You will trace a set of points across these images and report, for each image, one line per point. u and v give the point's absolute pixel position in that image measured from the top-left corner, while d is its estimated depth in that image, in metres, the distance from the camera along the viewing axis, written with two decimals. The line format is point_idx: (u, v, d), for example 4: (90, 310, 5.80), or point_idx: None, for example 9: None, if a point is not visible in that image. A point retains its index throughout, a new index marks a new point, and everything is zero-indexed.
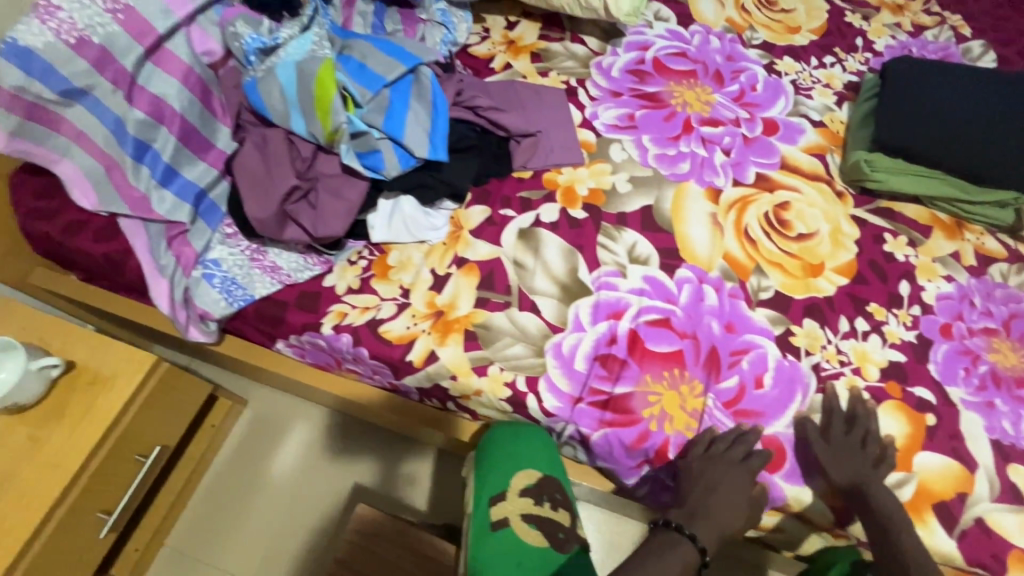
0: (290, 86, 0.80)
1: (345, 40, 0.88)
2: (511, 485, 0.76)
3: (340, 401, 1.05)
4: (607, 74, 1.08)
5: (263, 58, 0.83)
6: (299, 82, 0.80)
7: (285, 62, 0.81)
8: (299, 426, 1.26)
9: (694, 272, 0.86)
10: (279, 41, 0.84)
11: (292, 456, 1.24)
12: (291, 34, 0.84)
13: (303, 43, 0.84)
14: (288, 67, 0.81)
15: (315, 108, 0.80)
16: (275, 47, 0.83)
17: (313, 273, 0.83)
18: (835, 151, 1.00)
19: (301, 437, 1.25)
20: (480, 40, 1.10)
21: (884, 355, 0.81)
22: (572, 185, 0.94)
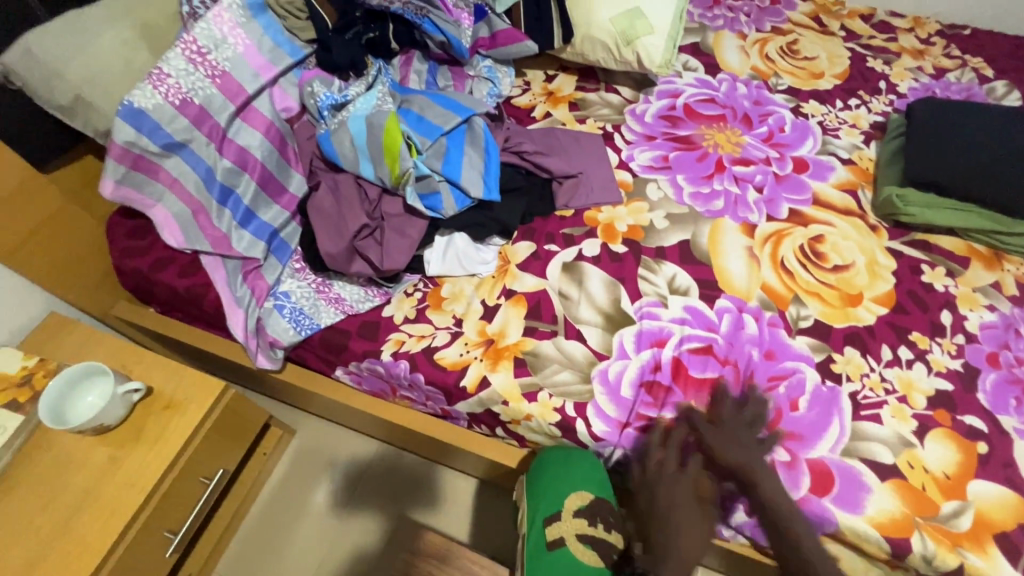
0: (360, 136, 0.90)
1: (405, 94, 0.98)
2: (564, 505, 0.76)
3: (388, 428, 1.11)
4: (641, 120, 1.15)
5: (335, 112, 0.93)
6: (368, 132, 0.89)
7: (356, 116, 0.91)
8: (344, 455, 1.32)
9: (733, 302, 0.89)
10: (348, 98, 0.94)
11: (338, 483, 1.29)
12: (359, 92, 0.95)
13: (371, 99, 0.94)
14: (358, 120, 0.90)
15: (382, 156, 0.89)
16: (346, 103, 0.94)
17: (373, 304, 0.89)
18: (865, 186, 1.04)
19: (346, 465, 1.30)
20: (522, 92, 1.20)
21: (931, 384, 0.81)
22: (612, 222, 1.00)
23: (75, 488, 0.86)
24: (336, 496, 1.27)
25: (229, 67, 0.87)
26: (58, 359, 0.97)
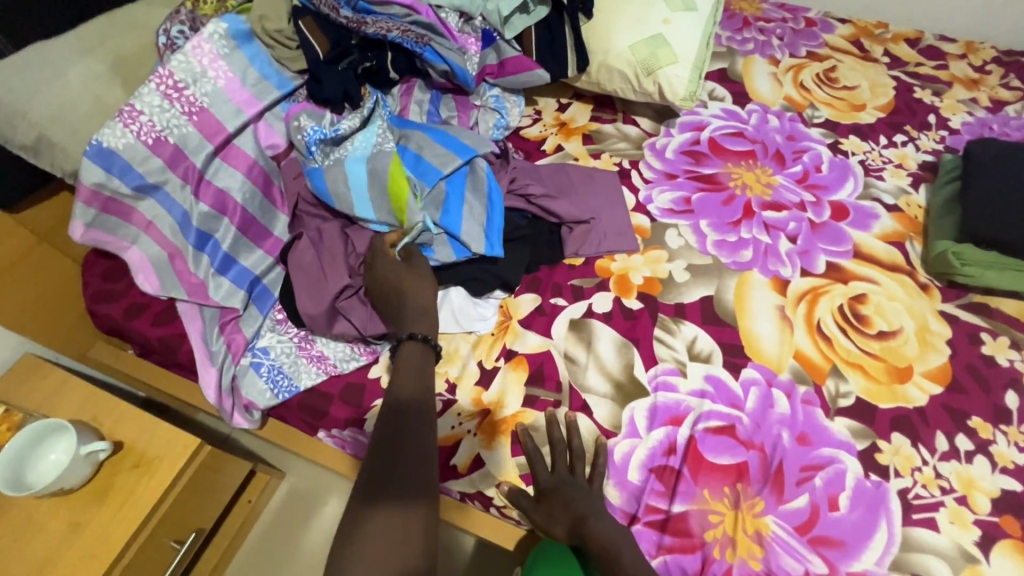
0: (357, 185, 0.82)
1: (404, 128, 0.90)
2: None
3: None
4: (661, 156, 1.05)
5: (326, 153, 0.85)
6: (365, 182, 0.82)
7: (351, 161, 0.83)
8: (334, 500, 1.24)
9: (761, 373, 0.79)
10: (342, 136, 0.86)
11: (328, 532, 1.21)
12: (353, 129, 0.86)
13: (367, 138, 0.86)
14: (354, 167, 0.83)
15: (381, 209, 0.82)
16: (339, 142, 0.85)
17: (360, 363, 0.81)
18: (914, 238, 0.93)
19: (335, 513, 1.22)
20: (531, 122, 1.11)
21: (995, 483, 0.70)
22: (626, 273, 0.90)
23: (32, 554, 0.80)
24: (323, 546, 1.20)
25: (207, 102, 0.81)
26: (25, 407, 0.90)
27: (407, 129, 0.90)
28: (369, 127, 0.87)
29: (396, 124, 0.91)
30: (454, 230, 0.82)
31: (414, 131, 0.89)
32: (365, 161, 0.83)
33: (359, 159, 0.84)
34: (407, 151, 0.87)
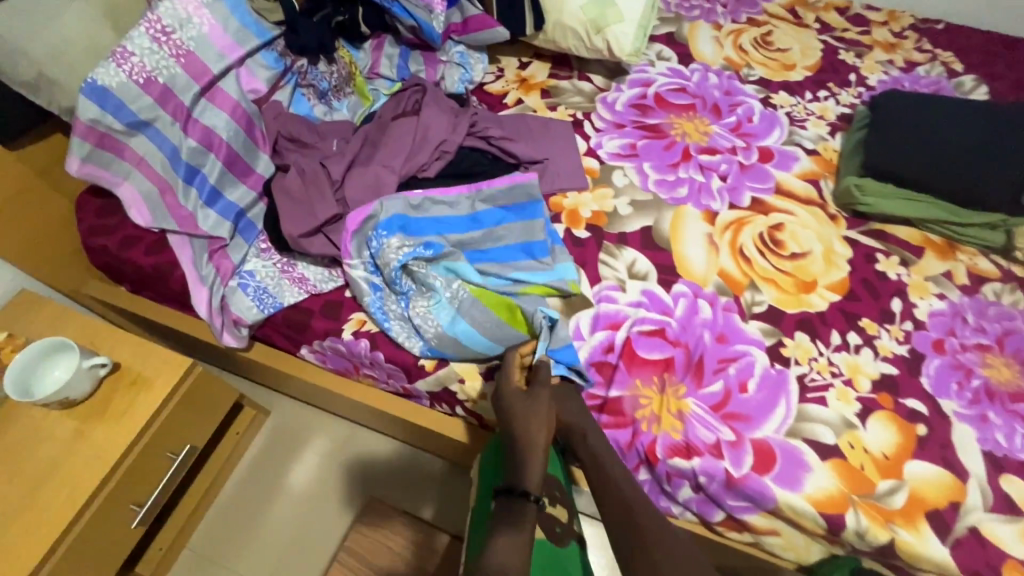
0: (462, 325, 0.83)
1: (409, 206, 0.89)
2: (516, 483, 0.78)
3: (360, 409, 1.13)
4: (612, 108, 1.16)
5: (410, 320, 0.85)
6: (464, 308, 0.84)
7: (447, 311, 0.85)
8: (319, 435, 1.33)
9: (689, 287, 0.91)
10: (419, 306, 0.85)
11: (314, 464, 1.30)
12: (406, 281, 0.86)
13: (422, 301, 0.85)
14: (438, 301, 0.85)
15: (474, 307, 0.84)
16: (421, 297, 0.86)
17: (337, 284, 0.91)
18: (828, 177, 1.06)
19: (320, 447, 1.32)
20: (495, 78, 1.21)
21: (877, 368, 0.84)
22: (576, 208, 1.01)
23: (41, 457, 0.88)
24: (308, 477, 1.29)
25: (193, 47, 0.89)
26: (26, 334, 0.98)
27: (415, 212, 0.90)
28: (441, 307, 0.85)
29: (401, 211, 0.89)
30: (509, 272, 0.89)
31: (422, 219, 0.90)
32: (455, 303, 0.85)
33: (451, 291, 0.85)
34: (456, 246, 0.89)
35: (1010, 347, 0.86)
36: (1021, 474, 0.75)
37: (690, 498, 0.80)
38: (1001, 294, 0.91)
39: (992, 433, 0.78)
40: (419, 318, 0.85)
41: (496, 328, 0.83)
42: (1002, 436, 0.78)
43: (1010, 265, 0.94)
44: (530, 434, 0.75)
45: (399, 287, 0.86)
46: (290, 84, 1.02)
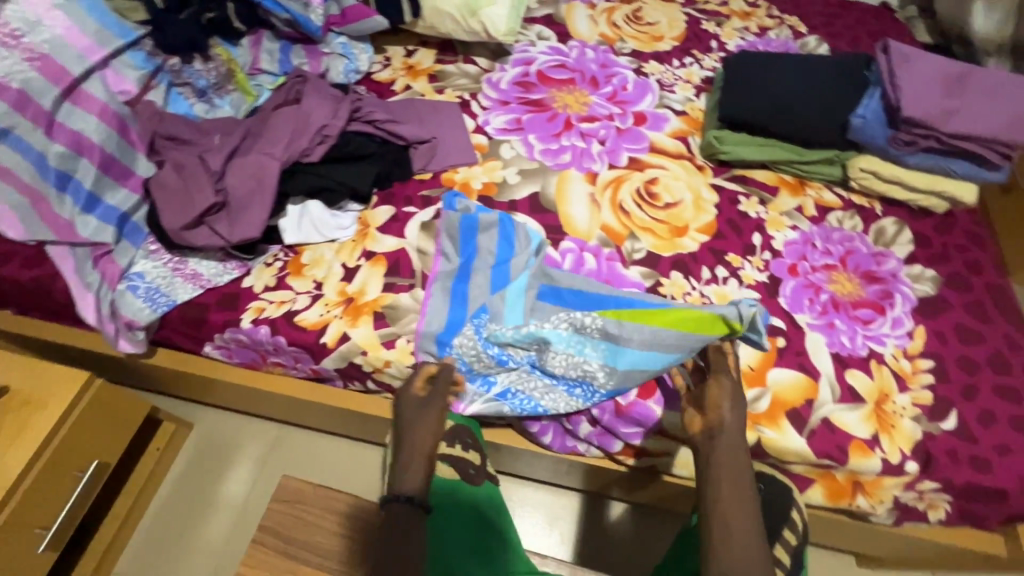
0: (627, 355, 0.82)
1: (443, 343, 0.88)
2: None
3: (287, 406, 1.11)
4: (497, 87, 1.22)
5: (568, 371, 0.84)
6: (572, 338, 0.84)
7: (570, 339, 0.84)
8: (253, 443, 1.30)
9: (575, 243, 0.98)
10: (544, 359, 0.85)
11: (250, 472, 1.27)
12: (507, 350, 0.86)
13: (525, 356, 0.87)
14: (562, 341, 0.84)
15: (620, 326, 0.82)
16: (542, 349, 0.85)
17: (233, 277, 0.92)
18: (695, 133, 1.16)
19: (253, 456, 1.28)
20: (382, 67, 1.23)
21: (742, 295, 0.94)
22: (468, 181, 1.06)
23: None
24: (243, 486, 1.26)
25: (48, 49, 0.87)
26: None
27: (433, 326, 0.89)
28: (580, 350, 0.84)
29: (438, 343, 0.88)
30: (610, 295, 0.87)
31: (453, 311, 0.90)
32: (568, 329, 0.84)
33: (526, 324, 0.87)
34: (495, 298, 0.90)
35: (851, 264, 0.98)
36: (861, 368, 0.87)
37: (590, 433, 0.89)
38: (843, 220, 1.03)
39: (838, 337, 0.89)
40: (563, 366, 0.84)
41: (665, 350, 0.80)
42: (846, 338, 0.89)
43: (849, 194, 1.07)
44: (417, 442, 0.76)
45: (506, 359, 0.87)
46: (163, 84, 1.01)
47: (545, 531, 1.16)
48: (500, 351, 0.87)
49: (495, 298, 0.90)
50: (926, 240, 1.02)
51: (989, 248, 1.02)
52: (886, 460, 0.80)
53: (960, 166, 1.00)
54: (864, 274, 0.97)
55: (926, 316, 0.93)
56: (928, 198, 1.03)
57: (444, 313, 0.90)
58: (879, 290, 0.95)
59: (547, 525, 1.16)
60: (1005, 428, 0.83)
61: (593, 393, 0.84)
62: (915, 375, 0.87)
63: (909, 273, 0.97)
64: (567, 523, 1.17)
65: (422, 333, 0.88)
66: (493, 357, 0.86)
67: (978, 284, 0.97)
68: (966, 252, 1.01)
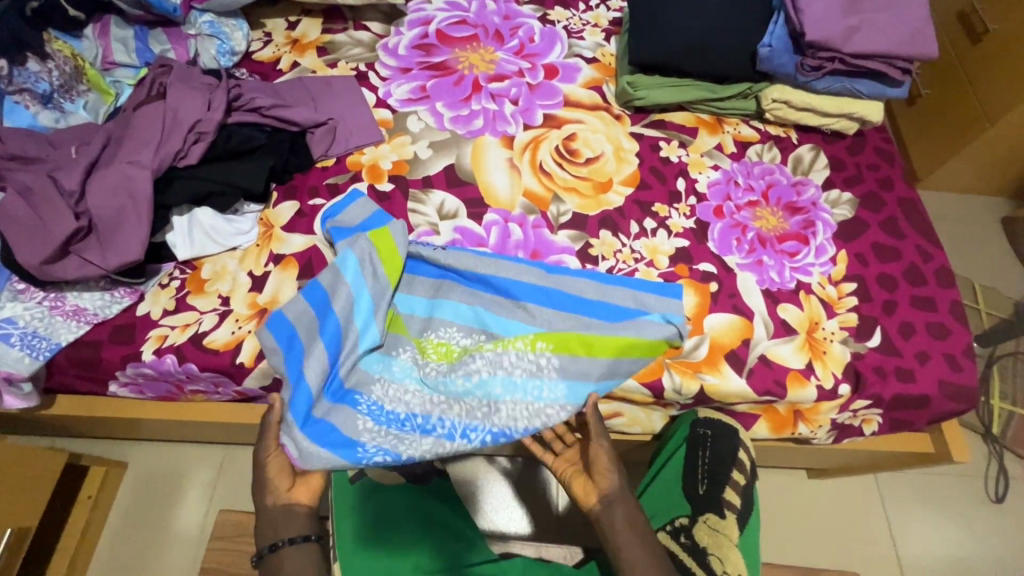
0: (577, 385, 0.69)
1: (348, 433, 0.67)
2: None
3: (225, 430, 1.03)
4: (395, 54, 1.10)
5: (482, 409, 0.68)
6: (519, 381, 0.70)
7: (516, 380, 0.70)
8: (197, 470, 1.20)
9: (499, 215, 0.93)
10: (485, 417, 0.68)
11: (199, 500, 1.18)
12: (436, 416, 0.69)
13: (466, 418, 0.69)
14: (513, 387, 0.70)
15: (572, 361, 0.70)
16: (485, 404, 0.69)
17: (124, 305, 0.82)
18: (609, 81, 1.11)
19: (200, 485, 1.19)
20: (262, 45, 1.10)
21: (671, 245, 0.92)
22: (376, 162, 0.97)
23: None
24: (197, 517, 1.17)
25: None
26: None
27: (333, 420, 0.68)
28: (511, 379, 0.70)
29: (345, 439, 0.66)
30: (535, 287, 0.81)
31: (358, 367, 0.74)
32: (521, 374, 0.70)
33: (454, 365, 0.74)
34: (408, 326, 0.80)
35: (774, 197, 0.98)
36: (792, 300, 0.88)
37: None
38: (762, 154, 1.03)
39: (768, 273, 0.90)
40: (517, 418, 0.68)
41: (609, 367, 0.70)
42: (775, 274, 0.90)
43: (765, 126, 1.06)
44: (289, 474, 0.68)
45: (443, 434, 0.67)
46: None
47: (515, 503, 1.16)
48: (424, 420, 0.69)
49: (398, 359, 0.76)
50: (841, 163, 1.03)
51: (899, 163, 1.05)
52: (821, 386, 0.83)
53: (865, 85, 1.01)
54: (786, 206, 0.97)
55: (847, 240, 0.95)
56: (839, 121, 1.04)
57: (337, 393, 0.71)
58: (802, 220, 0.96)
59: (515, 497, 1.16)
60: (924, 336, 0.87)
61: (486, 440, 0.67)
62: (841, 300, 0.89)
63: (828, 199, 0.99)
64: (534, 492, 1.16)
65: (305, 423, 0.66)
66: (424, 430, 0.69)
67: (891, 200, 1.00)
68: (879, 170, 1.03)
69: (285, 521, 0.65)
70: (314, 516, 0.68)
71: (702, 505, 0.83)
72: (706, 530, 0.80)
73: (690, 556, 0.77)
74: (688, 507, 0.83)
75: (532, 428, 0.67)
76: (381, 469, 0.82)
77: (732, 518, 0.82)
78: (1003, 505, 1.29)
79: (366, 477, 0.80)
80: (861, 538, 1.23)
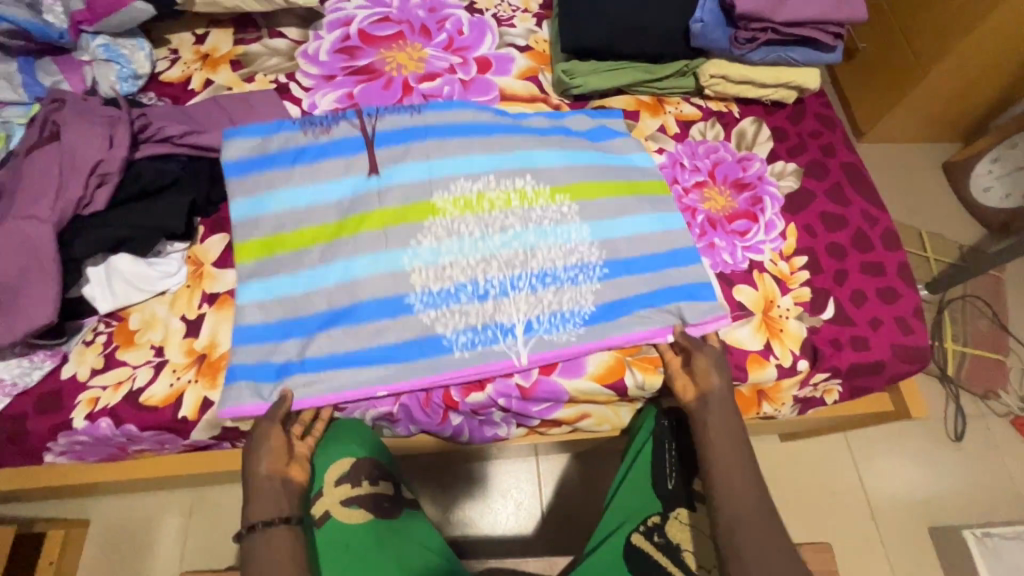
0: (614, 302, 0.82)
1: (391, 292, 0.79)
2: (324, 480, 0.78)
3: (188, 480, 0.99)
4: (316, 61, 1.03)
5: (437, 282, 0.80)
6: (617, 220, 0.86)
7: (506, 284, 0.81)
8: (166, 521, 1.14)
9: None
10: (510, 269, 0.82)
11: (171, 551, 1.13)
12: (481, 283, 0.81)
13: (579, 304, 0.81)
14: (564, 159, 0.89)
15: (588, 205, 0.86)
16: (611, 284, 0.83)
17: (45, 371, 0.76)
18: (545, 70, 1.06)
19: (169, 535, 1.13)
20: (170, 64, 1.02)
21: None
22: None
23: None
24: (173, 563, 1.12)
25: None
26: None
27: (359, 297, 0.79)
28: (513, 280, 0.81)
29: (423, 336, 0.79)
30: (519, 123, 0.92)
31: (240, 326, 0.79)
32: (550, 223, 0.84)
33: (452, 266, 0.81)
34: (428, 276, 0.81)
35: (721, 175, 0.97)
36: (746, 281, 0.88)
37: (501, 420, 0.85)
38: (706, 132, 1.01)
39: (720, 256, 0.89)
40: (552, 262, 0.83)
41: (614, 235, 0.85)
42: (727, 256, 0.89)
43: (706, 103, 1.04)
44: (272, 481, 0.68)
45: (495, 293, 0.81)
46: None
47: (500, 504, 1.19)
48: (475, 287, 0.81)
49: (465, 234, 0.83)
50: (783, 134, 1.03)
51: (839, 128, 1.04)
52: (780, 365, 0.84)
53: (800, 53, 0.99)
54: (733, 184, 0.96)
55: (794, 212, 0.95)
56: (778, 91, 1.03)
57: (269, 369, 0.77)
58: (749, 197, 0.95)
59: (498, 498, 1.20)
60: (875, 302, 0.88)
61: (499, 296, 0.81)
62: (793, 275, 0.89)
63: (773, 172, 0.98)
64: (518, 490, 1.21)
65: (332, 321, 0.78)
66: (502, 335, 0.80)
67: (835, 167, 0.99)
68: (820, 136, 1.03)
69: (276, 495, 0.68)
70: (294, 500, 0.69)
71: (674, 500, 0.79)
72: (677, 527, 0.77)
73: (664, 557, 0.75)
74: (659, 504, 0.79)
75: (534, 315, 0.81)
76: (345, 508, 0.78)
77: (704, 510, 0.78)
78: (962, 443, 1.35)
79: (331, 520, 0.77)
80: (834, 492, 1.27)
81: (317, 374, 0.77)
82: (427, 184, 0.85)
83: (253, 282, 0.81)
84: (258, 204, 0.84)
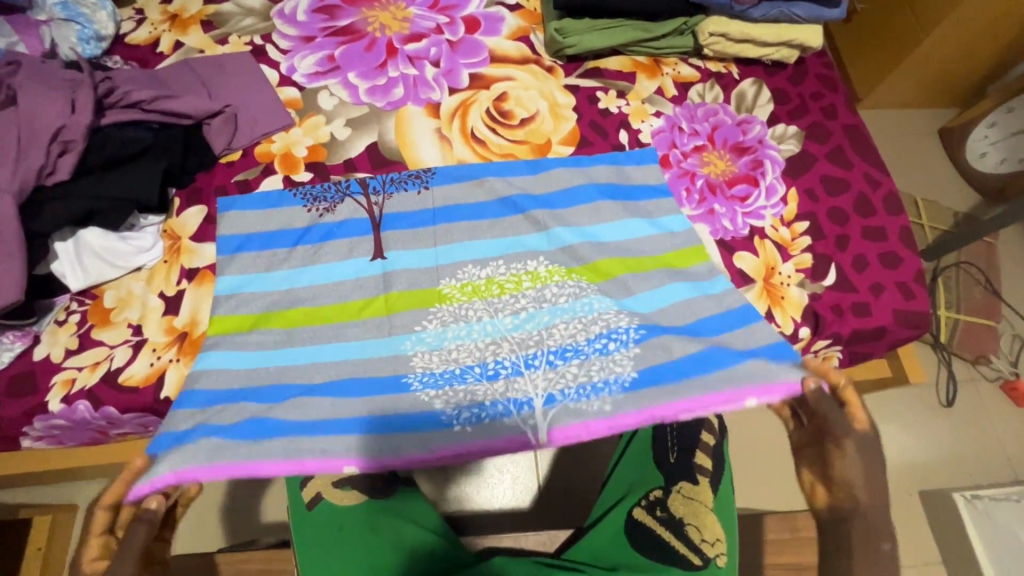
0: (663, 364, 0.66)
1: (386, 373, 0.70)
2: None
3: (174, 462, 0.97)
4: (293, 21, 0.96)
5: (440, 363, 0.70)
6: (653, 294, 0.76)
7: (520, 360, 0.69)
8: None
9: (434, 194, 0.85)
10: (523, 345, 0.71)
11: None
12: (492, 360, 0.69)
13: (613, 371, 0.66)
14: (583, 236, 0.83)
15: (614, 283, 0.77)
16: (648, 347, 0.68)
17: (16, 352, 0.73)
18: (537, 29, 1.00)
19: None
20: (136, 25, 0.95)
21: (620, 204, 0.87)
22: (289, 150, 0.87)
23: None
24: None
25: None
26: None
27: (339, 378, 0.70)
28: (529, 356, 0.69)
29: (417, 415, 0.66)
30: (537, 197, 0.86)
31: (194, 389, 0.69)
32: (567, 299, 0.75)
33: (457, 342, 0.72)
34: (428, 354, 0.71)
35: (721, 139, 0.93)
36: (747, 248, 0.86)
37: None
38: (705, 94, 0.97)
39: (720, 222, 0.87)
40: (572, 335, 0.71)
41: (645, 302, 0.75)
42: (728, 222, 0.87)
43: (704, 63, 1.00)
44: None
45: (507, 372, 0.68)
46: None
47: (496, 479, 1.19)
48: (483, 365, 0.69)
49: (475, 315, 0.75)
50: (784, 95, 0.99)
51: (841, 89, 1.01)
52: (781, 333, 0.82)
53: (801, 8, 0.96)
54: (733, 148, 0.93)
55: (795, 177, 0.92)
56: (779, 50, 0.99)
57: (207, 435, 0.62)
58: (750, 161, 0.92)
59: (494, 473, 1.19)
60: (877, 267, 0.86)
61: (510, 369, 0.68)
62: (795, 241, 0.87)
63: (774, 135, 0.95)
64: (514, 465, 1.20)
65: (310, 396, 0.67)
66: (516, 409, 0.65)
67: (837, 129, 0.96)
68: (822, 98, 0.99)
69: None
70: None
71: (673, 475, 0.80)
72: (679, 501, 0.77)
73: (666, 530, 0.73)
74: (661, 478, 0.80)
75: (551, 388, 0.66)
76: (337, 490, 0.77)
77: (705, 483, 0.79)
78: (952, 408, 1.36)
79: (324, 502, 0.76)
80: None
81: (276, 440, 0.62)
82: (434, 271, 0.79)
83: (230, 349, 0.73)
84: (242, 286, 0.77)
